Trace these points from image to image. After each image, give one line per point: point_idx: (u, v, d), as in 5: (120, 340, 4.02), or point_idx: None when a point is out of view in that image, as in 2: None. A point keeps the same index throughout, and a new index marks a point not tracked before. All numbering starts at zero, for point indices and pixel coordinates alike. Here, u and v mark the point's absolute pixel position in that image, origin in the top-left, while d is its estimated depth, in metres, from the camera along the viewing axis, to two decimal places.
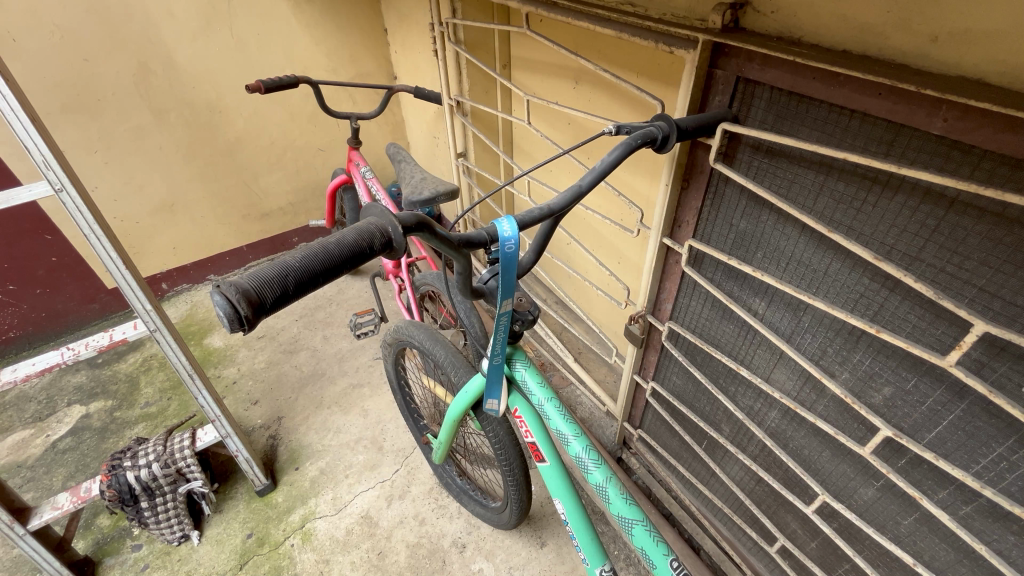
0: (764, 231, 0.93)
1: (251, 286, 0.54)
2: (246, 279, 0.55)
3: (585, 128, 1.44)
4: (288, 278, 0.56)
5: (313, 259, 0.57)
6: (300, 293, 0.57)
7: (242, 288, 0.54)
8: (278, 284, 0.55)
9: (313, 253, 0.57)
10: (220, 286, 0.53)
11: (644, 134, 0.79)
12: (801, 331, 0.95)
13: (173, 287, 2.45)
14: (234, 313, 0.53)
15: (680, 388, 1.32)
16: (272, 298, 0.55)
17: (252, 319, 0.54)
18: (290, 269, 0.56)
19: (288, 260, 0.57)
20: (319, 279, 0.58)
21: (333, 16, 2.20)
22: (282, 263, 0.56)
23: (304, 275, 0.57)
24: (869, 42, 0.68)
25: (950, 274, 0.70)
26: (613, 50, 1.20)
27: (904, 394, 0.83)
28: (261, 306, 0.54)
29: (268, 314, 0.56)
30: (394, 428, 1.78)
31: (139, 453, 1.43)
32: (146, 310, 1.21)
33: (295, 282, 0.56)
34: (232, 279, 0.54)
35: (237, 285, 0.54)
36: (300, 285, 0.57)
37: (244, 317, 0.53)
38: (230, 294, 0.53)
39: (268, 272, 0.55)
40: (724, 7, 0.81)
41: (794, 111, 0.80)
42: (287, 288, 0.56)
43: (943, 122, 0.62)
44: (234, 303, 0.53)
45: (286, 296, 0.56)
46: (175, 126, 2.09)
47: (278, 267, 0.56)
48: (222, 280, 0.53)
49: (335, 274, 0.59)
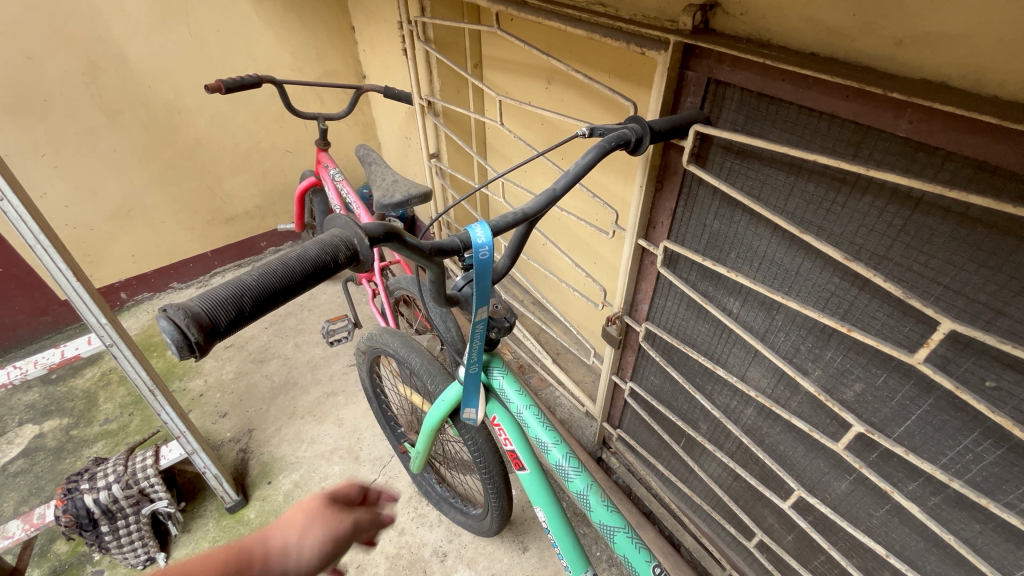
0: (737, 232, 0.94)
1: (201, 308, 0.51)
2: (197, 301, 0.52)
3: (558, 129, 1.43)
4: (244, 298, 0.53)
5: (272, 277, 0.54)
6: (257, 314, 0.54)
7: (192, 311, 0.50)
8: (233, 305, 0.52)
9: (270, 271, 0.54)
10: (167, 310, 0.49)
11: (617, 136, 0.78)
12: (774, 330, 0.97)
13: (132, 297, 2.34)
14: (183, 339, 0.50)
15: (657, 387, 1.33)
16: (226, 321, 0.52)
17: (204, 344, 0.51)
18: (245, 289, 0.53)
19: (243, 279, 0.54)
20: (277, 297, 0.55)
21: (298, 14, 2.13)
22: (237, 282, 0.53)
23: (260, 294, 0.54)
24: (835, 45, 0.69)
25: (916, 273, 0.71)
26: (584, 51, 1.19)
27: (874, 389, 0.84)
28: (214, 330, 0.51)
29: (223, 338, 0.52)
30: (371, 437, 1.73)
31: (97, 474, 1.35)
32: (100, 323, 1.14)
33: (250, 302, 0.53)
34: (181, 302, 0.51)
35: (187, 308, 0.50)
36: (258, 306, 0.54)
37: (195, 343, 0.50)
38: (179, 319, 0.49)
39: (222, 292, 0.52)
40: (694, 9, 0.81)
41: (764, 113, 0.80)
42: (243, 308, 0.53)
43: (908, 124, 0.63)
44: (182, 329, 0.50)
45: (242, 318, 0.53)
46: (130, 127, 1.98)
47: (232, 286, 0.53)
48: (169, 303, 0.50)
49: (295, 290, 0.56)
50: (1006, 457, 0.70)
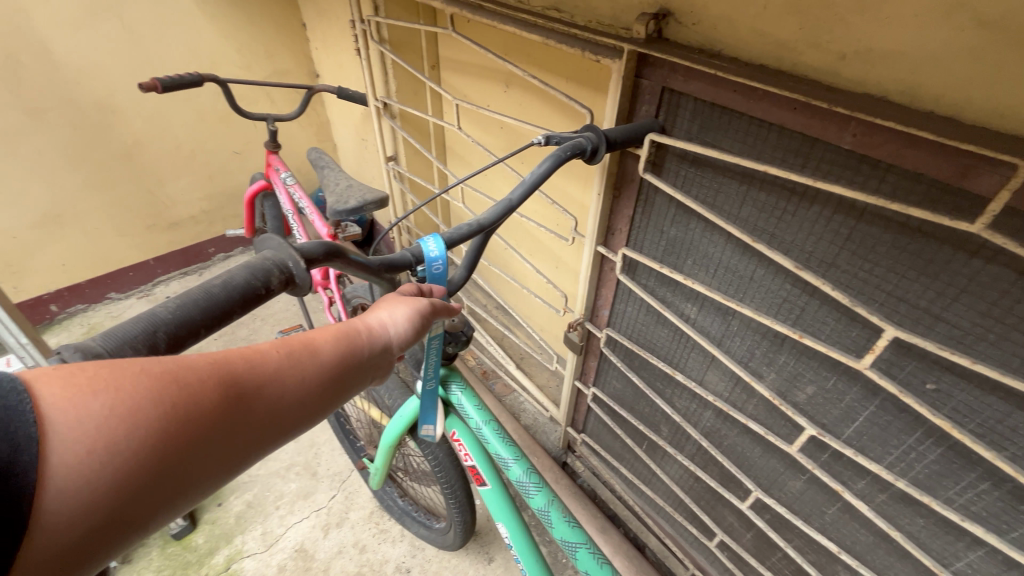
0: (694, 239, 0.95)
1: (105, 347, 0.45)
2: (101, 339, 0.46)
3: (517, 134, 1.41)
4: (158, 334, 0.47)
5: (192, 308, 0.49)
6: (174, 350, 0.49)
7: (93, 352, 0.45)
8: (144, 341, 0.47)
9: (190, 301, 0.49)
10: (62, 351, 0.43)
11: (573, 145, 0.77)
12: (730, 335, 0.98)
13: (65, 309, 2.17)
14: None
15: (619, 392, 1.33)
16: None
17: None
18: (160, 323, 0.48)
19: (157, 312, 0.48)
20: (199, 330, 0.50)
21: (244, 8, 2.03)
22: (150, 315, 0.48)
23: (178, 328, 0.49)
24: (783, 58, 0.70)
25: (862, 280, 0.73)
26: (541, 56, 1.18)
27: (824, 392, 0.87)
28: None
29: None
30: (329, 451, 1.67)
31: None
32: (21, 344, 1.06)
33: (166, 338, 0.48)
34: (80, 340, 0.45)
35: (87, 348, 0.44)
36: (176, 341, 0.48)
37: None
38: None
39: (131, 327, 0.47)
40: (647, 18, 0.81)
41: (717, 122, 0.81)
42: (158, 345, 0.47)
43: (852, 137, 0.64)
44: None
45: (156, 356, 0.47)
46: (57, 127, 1.84)
47: (143, 320, 0.47)
48: (66, 343, 0.44)
49: (220, 322, 0.51)
50: (945, 455, 0.73)
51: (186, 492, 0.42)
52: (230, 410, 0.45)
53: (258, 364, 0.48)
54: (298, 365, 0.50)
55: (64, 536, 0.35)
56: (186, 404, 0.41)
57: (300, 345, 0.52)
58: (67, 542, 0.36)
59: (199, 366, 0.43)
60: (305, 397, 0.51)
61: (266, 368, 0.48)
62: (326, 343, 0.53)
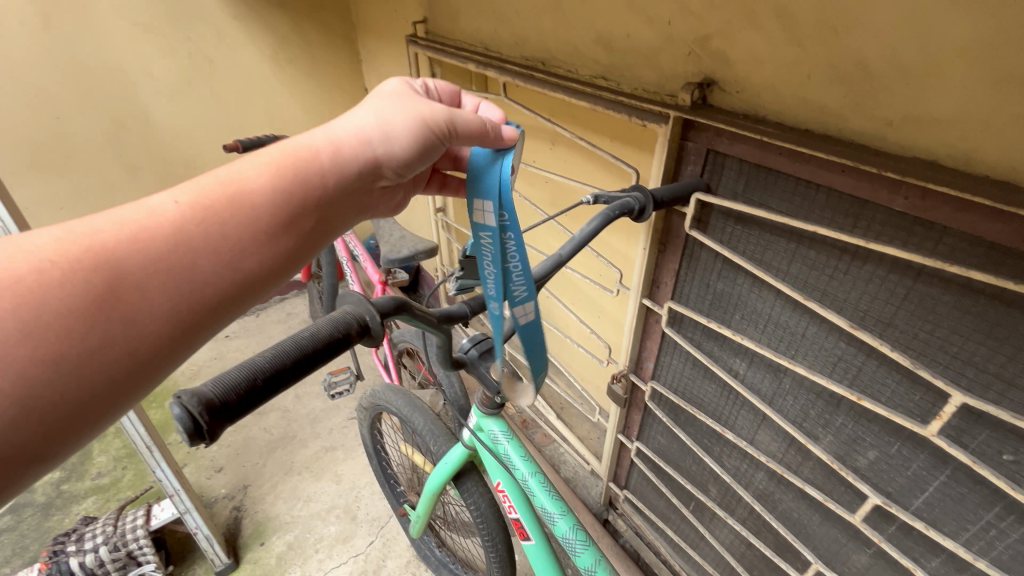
0: (741, 294, 0.95)
1: (213, 392, 0.50)
2: (210, 385, 0.51)
3: (563, 188, 1.47)
4: (256, 379, 0.52)
5: (283, 355, 0.53)
6: (270, 394, 0.53)
7: (204, 396, 0.50)
8: (244, 386, 0.51)
9: (282, 349, 0.53)
10: (180, 396, 0.49)
11: (621, 205, 0.80)
12: (782, 394, 0.96)
13: None
14: (192, 424, 0.49)
15: (665, 447, 1.30)
16: (238, 403, 0.51)
17: (213, 427, 0.50)
18: (258, 369, 0.52)
19: (256, 359, 0.53)
20: (289, 376, 0.54)
21: (316, 77, 2.23)
22: (249, 363, 0.53)
23: (273, 374, 0.53)
24: (828, 123, 0.72)
25: (923, 341, 0.71)
26: (587, 118, 1.24)
27: (888, 458, 0.82)
28: (225, 411, 0.51)
29: (234, 419, 0.52)
30: (369, 495, 1.68)
31: (86, 535, 1.32)
32: None
33: (263, 382, 0.52)
34: (194, 387, 0.50)
35: (199, 393, 0.50)
36: (271, 384, 0.53)
37: (204, 426, 0.49)
38: (192, 406, 0.49)
39: (234, 374, 0.51)
40: (693, 87, 0.86)
41: (763, 183, 0.83)
42: (255, 387, 0.52)
43: (904, 200, 0.65)
44: (194, 415, 0.49)
45: (254, 398, 0.52)
46: (147, 181, 2.05)
47: (244, 367, 0.52)
48: (182, 389, 0.49)
49: (307, 368, 0.55)
50: None
51: (173, 308, 0.50)
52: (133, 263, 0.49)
53: (144, 224, 0.51)
54: (207, 210, 0.53)
55: (68, 357, 0.46)
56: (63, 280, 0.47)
57: (208, 192, 0.54)
58: (74, 358, 0.46)
59: (139, 227, 0.51)
60: (222, 234, 0.53)
61: (152, 227, 0.51)
62: (250, 182, 0.55)
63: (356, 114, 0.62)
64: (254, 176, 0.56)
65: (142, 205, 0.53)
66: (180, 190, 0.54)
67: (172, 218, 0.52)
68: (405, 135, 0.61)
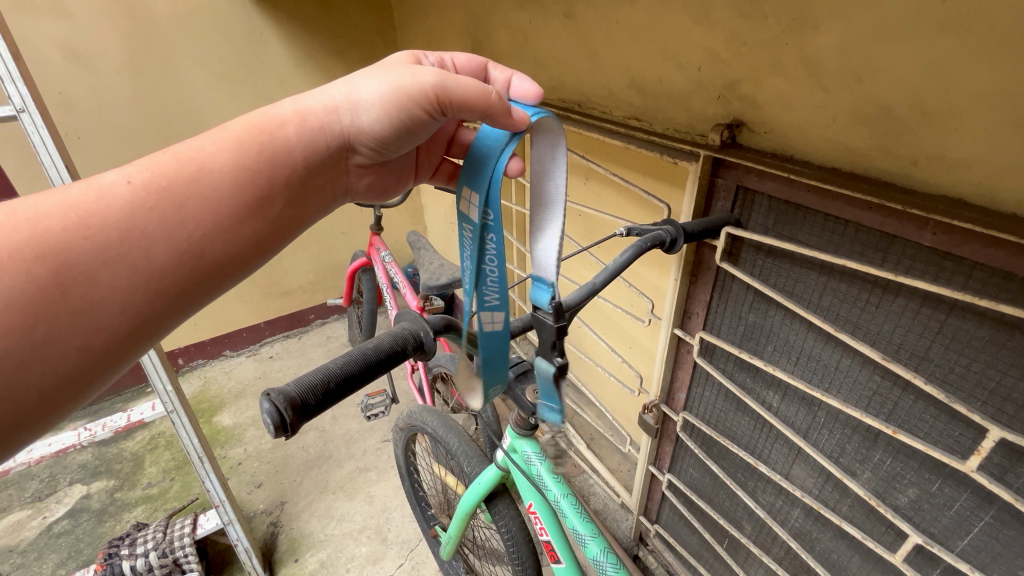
0: (773, 325, 0.96)
1: (295, 391, 0.59)
2: (293, 385, 0.60)
3: (596, 221, 1.53)
4: (330, 382, 0.61)
5: (352, 363, 0.62)
6: (340, 395, 0.62)
7: (288, 394, 0.59)
8: (321, 387, 0.61)
9: (352, 358, 0.62)
10: (270, 393, 0.58)
11: (653, 238, 0.85)
12: (817, 427, 0.95)
13: (189, 362, 2.48)
14: (279, 418, 0.58)
15: (697, 481, 1.29)
16: (315, 401, 0.60)
17: (295, 422, 0.59)
18: (332, 374, 0.61)
19: (330, 366, 0.62)
20: (356, 381, 0.63)
21: None
22: (325, 368, 0.62)
23: (343, 378, 0.62)
24: (855, 162, 0.75)
25: (959, 375, 0.72)
26: (620, 155, 1.31)
27: (929, 496, 0.81)
28: (305, 409, 0.59)
29: (311, 416, 0.60)
30: (400, 517, 1.70)
31: (138, 540, 1.41)
32: (166, 390, 1.24)
33: (335, 385, 0.61)
34: (280, 386, 0.59)
35: (284, 392, 0.59)
36: (341, 387, 0.62)
37: (288, 421, 0.58)
38: (279, 402, 0.58)
39: (313, 377, 0.61)
40: (721, 128, 0.91)
41: (793, 218, 0.86)
42: (329, 389, 0.61)
43: (932, 235, 0.67)
44: (280, 410, 0.58)
45: (328, 398, 0.61)
46: None
47: (321, 372, 0.62)
48: (272, 387, 0.59)
49: (371, 375, 0.63)
50: None
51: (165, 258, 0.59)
52: (98, 242, 0.55)
53: (100, 202, 0.56)
54: (165, 188, 0.59)
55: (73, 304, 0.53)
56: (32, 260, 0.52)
57: (164, 169, 0.60)
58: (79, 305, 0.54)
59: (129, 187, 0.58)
60: (183, 213, 0.60)
61: (108, 205, 0.56)
62: (211, 158, 0.62)
63: (327, 84, 0.68)
64: (208, 155, 0.62)
65: (95, 181, 0.58)
66: (134, 166, 0.60)
67: (127, 197, 0.57)
68: (375, 107, 0.65)
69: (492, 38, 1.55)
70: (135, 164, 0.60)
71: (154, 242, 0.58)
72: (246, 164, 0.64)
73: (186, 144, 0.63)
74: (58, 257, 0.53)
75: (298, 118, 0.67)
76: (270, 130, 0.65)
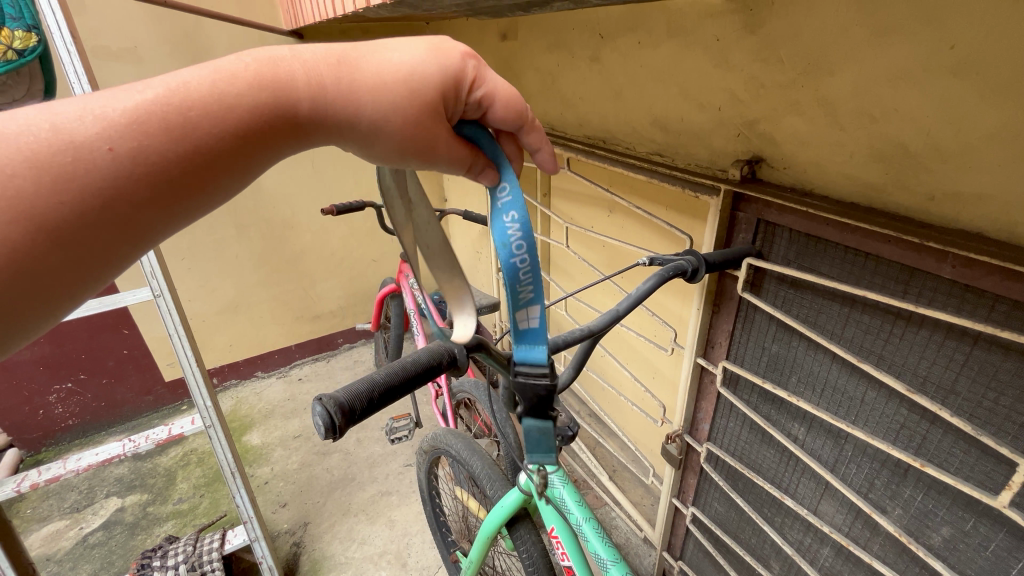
0: (797, 356, 0.97)
1: (344, 398, 0.61)
2: (342, 391, 0.62)
3: (619, 252, 1.57)
4: (374, 391, 0.62)
5: (394, 373, 0.62)
6: (383, 404, 0.62)
7: (338, 400, 0.61)
8: (365, 395, 0.61)
9: (393, 369, 0.62)
10: (323, 398, 0.61)
11: (675, 267, 0.88)
12: (845, 461, 0.94)
13: (223, 382, 2.57)
14: (329, 422, 0.60)
15: (722, 515, 1.26)
16: (361, 408, 0.61)
17: (344, 427, 0.60)
18: (376, 383, 0.62)
19: (374, 375, 0.63)
20: (397, 392, 0.62)
21: None
22: (370, 377, 0.63)
23: (386, 388, 0.62)
24: (874, 198, 0.77)
25: (987, 409, 0.71)
26: (643, 189, 1.35)
27: (963, 535, 0.78)
28: (352, 414, 0.61)
29: (357, 422, 0.62)
30: (420, 543, 1.70)
31: (168, 553, 1.45)
32: (205, 405, 1.31)
33: (379, 394, 0.62)
34: (332, 392, 0.61)
35: (335, 398, 0.61)
36: (384, 396, 0.62)
37: (337, 425, 0.60)
38: (330, 406, 0.60)
39: (359, 385, 0.62)
40: (741, 163, 0.95)
41: (814, 250, 0.88)
42: (373, 398, 0.61)
43: (952, 268, 0.69)
44: (331, 414, 0.60)
45: (372, 406, 0.62)
46: (251, 238, 2.35)
47: (366, 380, 0.62)
48: (324, 393, 0.61)
49: (409, 388, 0.63)
50: None
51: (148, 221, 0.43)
52: (90, 224, 0.41)
53: (86, 173, 0.40)
54: (168, 166, 0.42)
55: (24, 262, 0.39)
56: (3, 242, 0.38)
57: (162, 133, 0.42)
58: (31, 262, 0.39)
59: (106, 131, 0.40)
60: (186, 199, 0.45)
61: (99, 180, 0.40)
62: (204, 99, 0.43)
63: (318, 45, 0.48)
64: (217, 116, 0.44)
65: (55, 118, 0.40)
66: (114, 113, 0.41)
67: (123, 173, 0.41)
68: (387, 84, 0.48)
69: (523, 79, 1.65)
70: (109, 104, 0.41)
71: (158, 229, 0.44)
72: (267, 140, 0.47)
73: (182, 82, 0.43)
74: (26, 241, 0.39)
75: (317, 88, 0.47)
76: (295, 92, 0.47)
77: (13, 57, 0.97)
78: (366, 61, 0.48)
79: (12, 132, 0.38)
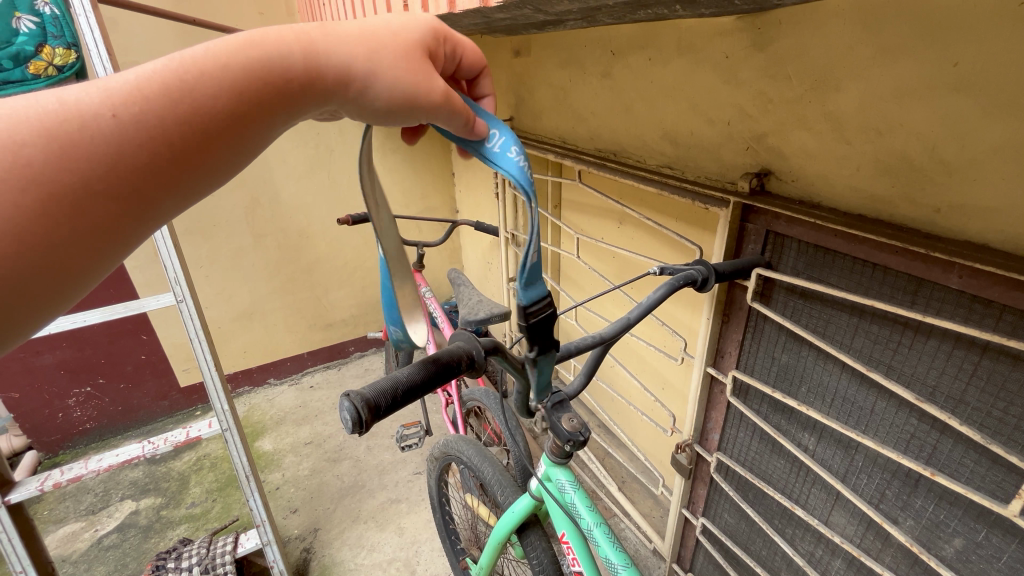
0: (807, 366, 0.98)
1: (371, 393, 0.60)
2: (367, 387, 0.61)
3: (629, 263, 1.59)
4: (398, 388, 0.62)
5: (418, 371, 0.63)
6: (406, 401, 0.62)
7: (364, 395, 0.60)
8: (390, 391, 0.61)
9: (418, 366, 0.63)
10: (349, 393, 0.59)
11: (685, 276, 0.90)
12: (856, 471, 0.95)
13: (236, 388, 2.61)
14: (355, 417, 0.59)
15: (732, 526, 1.26)
16: (386, 404, 0.60)
17: (369, 422, 0.59)
18: (401, 380, 0.62)
19: (399, 373, 0.63)
20: (421, 389, 0.63)
21: (410, 163, 2.62)
22: (395, 375, 0.63)
23: (410, 386, 0.62)
24: (881, 210, 0.79)
25: (997, 418, 0.72)
26: (653, 201, 1.38)
27: (976, 547, 0.78)
28: (378, 410, 0.60)
29: (382, 419, 0.61)
30: (429, 551, 1.71)
31: (183, 555, 1.48)
32: (223, 409, 1.34)
33: (403, 391, 0.62)
34: (358, 388, 0.60)
35: (361, 393, 0.59)
36: (408, 393, 0.62)
37: (363, 420, 0.59)
38: (356, 401, 0.59)
39: (384, 381, 0.62)
40: (750, 176, 0.97)
41: (823, 260, 0.90)
42: (398, 394, 0.61)
43: (959, 278, 0.70)
44: (356, 409, 0.59)
45: (397, 403, 0.62)
46: (268, 247, 2.40)
47: (390, 378, 0.62)
48: (351, 389, 0.60)
49: (431, 387, 0.63)
50: None
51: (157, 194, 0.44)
52: (99, 196, 0.41)
53: (91, 140, 0.40)
54: (172, 132, 0.43)
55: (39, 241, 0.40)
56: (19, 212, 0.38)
57: (163, 99, 0.42)
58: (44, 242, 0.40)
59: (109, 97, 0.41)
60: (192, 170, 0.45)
61: (105, 148, 0.41)
62: (202, 66, 0.44)
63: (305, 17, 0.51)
64: (216, 82, 0.45)
65: (62, 95, 0.40)
66: (116, 85, 0.41)
67: (130, 139, 0.41)
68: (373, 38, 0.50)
69: (536, 94, 1.69)
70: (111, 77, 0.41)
71: (164, 200, 0.45)
72: (266, 109, 0.48)
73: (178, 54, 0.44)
74: (39, 215, 0.39)
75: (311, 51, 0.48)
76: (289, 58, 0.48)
77: (54, 72, 1.03)
78: (346, 27, 0.51)
79: (19, 106, 0.39)
